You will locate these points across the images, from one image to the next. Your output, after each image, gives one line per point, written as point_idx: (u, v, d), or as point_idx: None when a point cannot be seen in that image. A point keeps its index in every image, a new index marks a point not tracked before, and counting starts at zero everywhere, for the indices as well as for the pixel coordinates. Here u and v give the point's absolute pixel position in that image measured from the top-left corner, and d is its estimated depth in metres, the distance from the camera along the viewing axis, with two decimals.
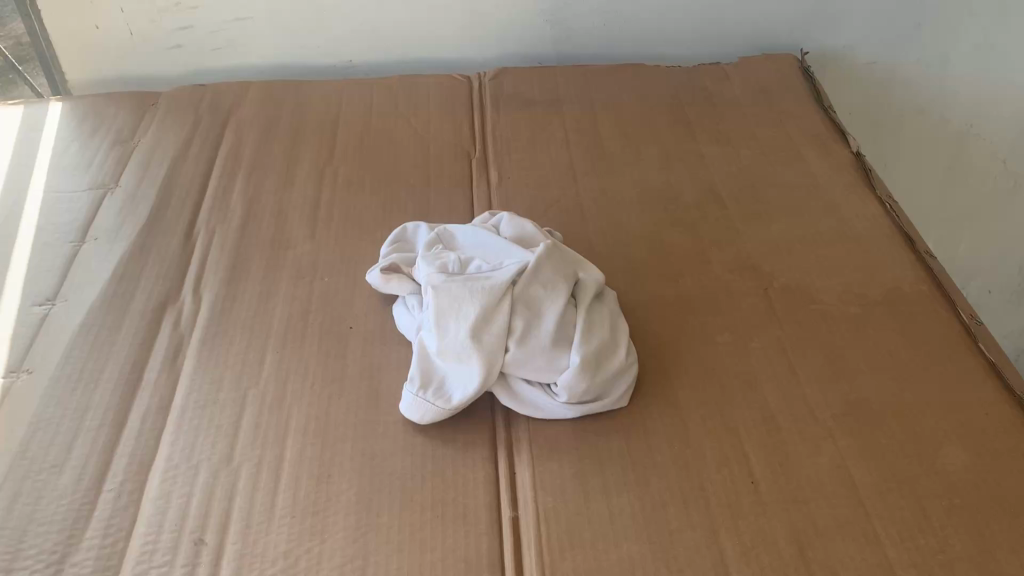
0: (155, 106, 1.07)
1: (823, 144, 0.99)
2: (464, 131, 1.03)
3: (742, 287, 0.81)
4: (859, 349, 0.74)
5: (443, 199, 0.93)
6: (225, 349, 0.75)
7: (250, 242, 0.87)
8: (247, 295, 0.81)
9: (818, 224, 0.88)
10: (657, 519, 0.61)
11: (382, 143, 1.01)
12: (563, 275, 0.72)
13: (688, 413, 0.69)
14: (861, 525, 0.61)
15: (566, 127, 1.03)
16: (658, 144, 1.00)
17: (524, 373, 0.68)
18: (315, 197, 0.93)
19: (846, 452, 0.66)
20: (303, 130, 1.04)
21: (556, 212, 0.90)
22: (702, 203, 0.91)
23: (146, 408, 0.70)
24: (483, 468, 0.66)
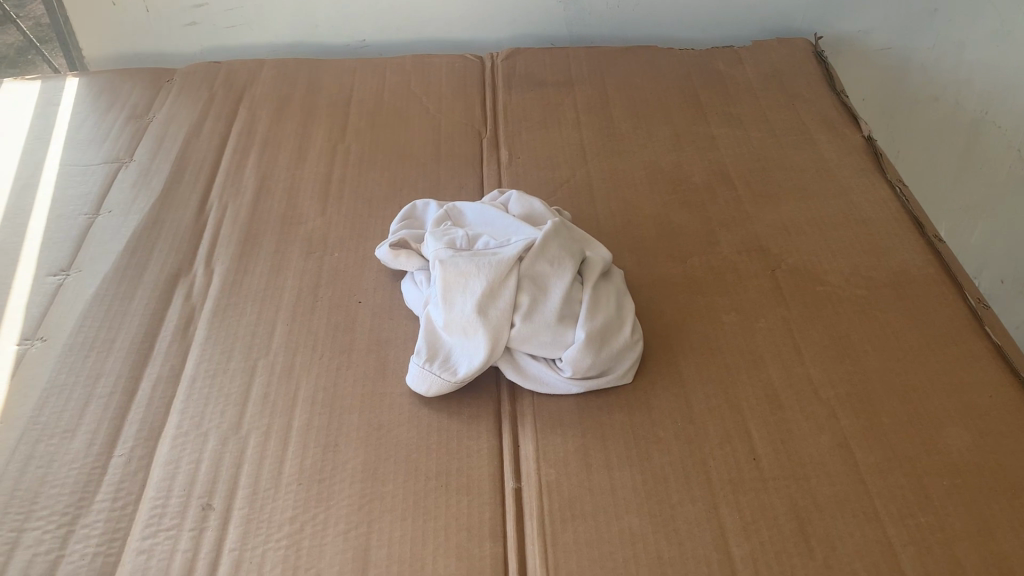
0: (170, 82, 1.08)
1: (834, 128, 0.99)
2: (475, 110, 1.04)
3: (749, 268, 0.81)
4: (865, 330, 0.74)
5: (453, 178, 0.93)
6: (235, 321, 0.76)
7: (262, 217, 0.88)
8: (258, 268, 0.82)
9: (827, 206, 0.88)
10: (659, 493, 0.62)
11: (394, 121, 1.02)
12: (571, 253, 0.73)
13: (692, 390, 0.69)
14: (861, 503, 0.61)
15: (577, 108, 1.03)
16: (669, 125, 1.00)
17: (529, 347, 0.69)
18: (327, 173, 0.94)
19: (849, 430, 0.66)
20: (316, 108, 1.04)
21: (565, 192, 0.91)
22: (711, 185, 0.91)
23: (156, 376, 0.71)
24: (488, 440, 0.67)
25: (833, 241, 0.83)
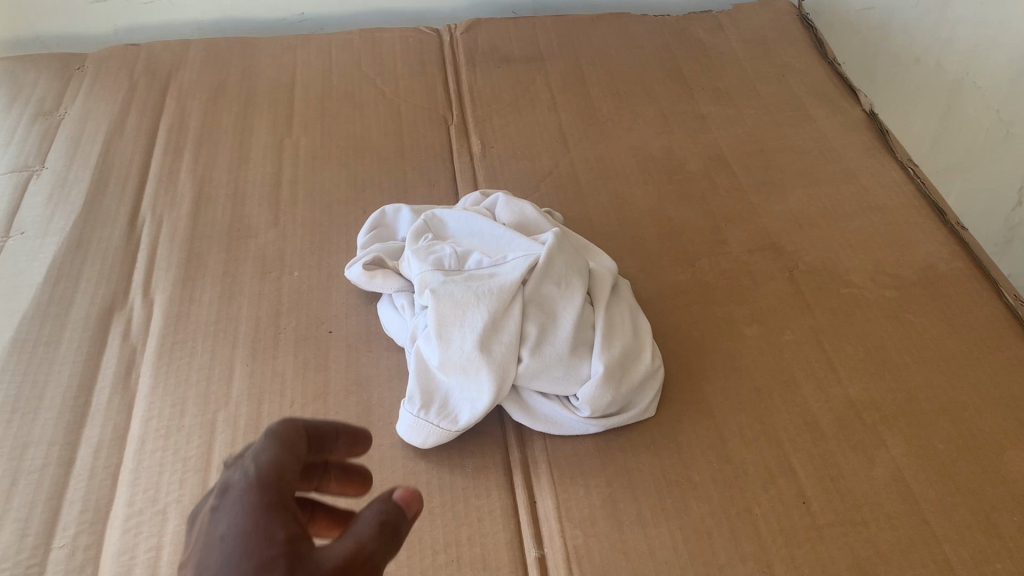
0: (82, 71, 0.94)
1: (831, 102, 0.91)
2: (437, 92, 0.93)
3: (764, 269, 0.73)
4: (901, 339, 0.67)
5: (422, 174, 0.83)
6: (184, 364, 0.65)
7: (205, 231, 0.76)
8: (206, 295, 0.70)
9: (838, 193, 0.80)
10: (704, 552, 0.54)
11: (347, 108, 0.90)
12: (577, 270, 0.63)
13: (723, 422, 0.61)
14: (930, 549, 0.54)
15: (551, 86, 0.93)
16: (653, 104, 0.91)
17: (539, 385, 0.60)
18: (275, 174, 0.82)
19: (902, 461, 0.59)
20: (256, 95, 0.92)
21: (549, 187, 0.81)
22: (709, 172, 0.83)
23: (97, 440, 0.60)
24: (500, 499, 0.58)
25: (851, 233, 0.76)
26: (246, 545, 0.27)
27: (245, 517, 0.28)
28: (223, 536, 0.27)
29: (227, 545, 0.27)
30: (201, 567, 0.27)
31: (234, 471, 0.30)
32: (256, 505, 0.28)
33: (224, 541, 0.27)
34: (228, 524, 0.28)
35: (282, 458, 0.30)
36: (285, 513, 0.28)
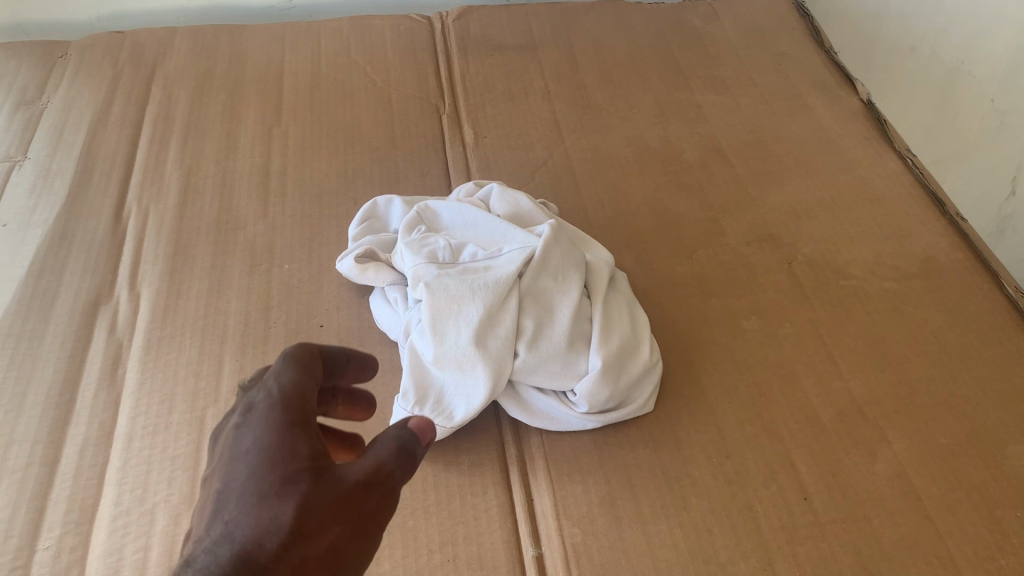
0: (65, 58, 0.92)
1: (828, 91, 0.90)
2: (429, 81, 0.91)
3: (762, 261, 0.72)
4: (901, 332, 0.66)
5: (414, 164, 0.81)
6: (172, 360, 0.63)
7: (192, 223, 0.74)
8: (194, 288, 0.69)
9: (836, 184, 0.79)
10: (705, 550, 0.53)
11: (337, 97, 0.89)
12: (574, 263, 0.62)
13: (723, 417, 0.60)
14: (933, 546, 0.53)
15: (545, 75, 0.92)
16: (649, 93, 0.90)
17: (536, 380, 0.58)
18: (264, 164, 0.80)
19: (904, 456, 0.58)
20: (243, 83, 0.90)
21: (543, 177, 0.80)
22: (705, 162, 0.82)
23: (83, 438, 0.59)
24: (496, 496, 0.56)
25: (850, 224, 0.75)
26: (274, 456, 0.29)
27: (272, 432, 0.29)
28: (248, 450, 0.29)
29: (254, 455, 0.29)
30: (228, 476, 0.29)
31: (254, 389, 0.32)
32: (283, 417, 0.30)
33: (250, 454, 0.29)
34: (254, 438, 0.29)
35: (304, 377, 0.31)
36: (308, 430, 0.30)
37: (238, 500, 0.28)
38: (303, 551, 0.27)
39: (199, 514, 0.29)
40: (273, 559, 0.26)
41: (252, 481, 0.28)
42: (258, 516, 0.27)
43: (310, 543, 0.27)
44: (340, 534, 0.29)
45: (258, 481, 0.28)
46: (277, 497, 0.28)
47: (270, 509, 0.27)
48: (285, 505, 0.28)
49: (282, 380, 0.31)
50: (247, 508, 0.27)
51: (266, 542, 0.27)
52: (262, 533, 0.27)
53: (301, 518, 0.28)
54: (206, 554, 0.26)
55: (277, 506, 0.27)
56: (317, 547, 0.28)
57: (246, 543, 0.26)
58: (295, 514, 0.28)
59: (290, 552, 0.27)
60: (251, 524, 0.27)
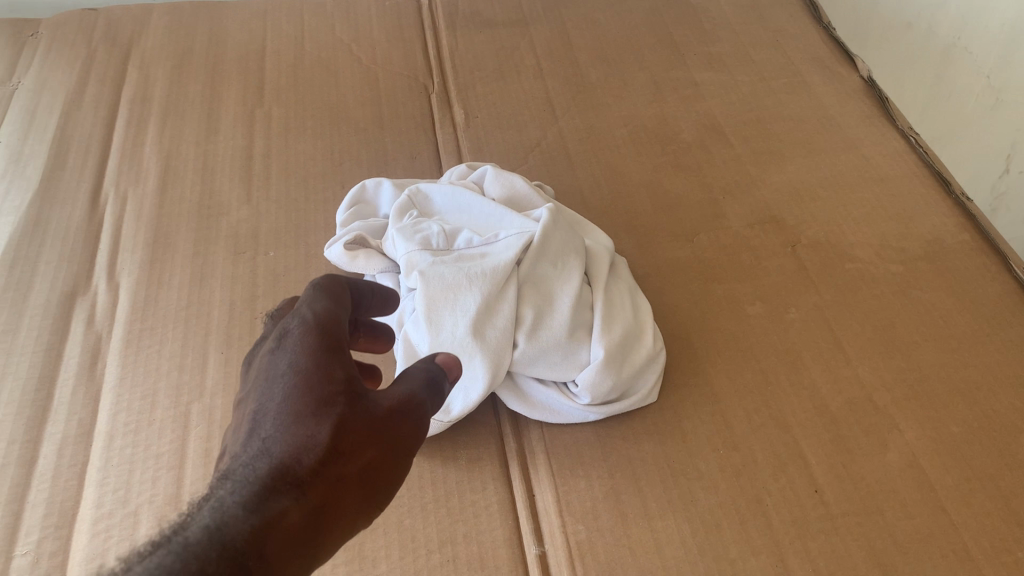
0: (36, 37, 0.88)
1: (828, 68, 0.88)
2: (417, 59, 0.88)
3: (765, 244, 0.70)
4: (909, 316, 0.64)
5: (403, 146, 0.78)
6: (154, 354, 0.61)
7: (172, 209, 0.71)
8: (175, 278, 0.66)
9: (839, 163, 0.77)
10: (714, 546, 0.51)
11: (321, 76, 0.85)
12: (573, 248, 0.60)
13: (729, 407, 0.58)
14: (948, 538, 0.52)
15: (536, 52, 0.89)
16: (644, 71, 0.87)
17: (536, 371, 0.56)
18: (247, 147, 0.77)
19: (916, 445, 0.56)
20: (224, 61, 0.87)
21: (537, 158, 0.77)
22: (704, 142, 0.79)
23: (61, 437, 0.56)
24: (496, 492, 0.54)
25: (853, 205, 0.73)
26: (311, 381, 0.33)
27: (307, 357, 0.34)
28: (285, 372, 0.34)
29: (291, 379, 0.34)
30: (266, 398, 0.33)
31: (289, 318, 0.36)
32: (317, 345, 0.35)
33: (287, 375, 0.34)
34: (291, 361, 0.34)
35: (333, 312, 0.36)
36: (340, 358, 0.35)
37: (276, 421, 0.32)
38: (338, 466, 0.32)
39: (240, 429, 0.33)
40: (312, 471, 0.31)
41: (291, 401, 0.33)
42: (298, 433, 0.32)
43: (346, 458, 0.32)
44: (373, 453, 0.34)
45: (296, 402, 0.33)
46: (315, 417, 0.32)
47: (308, 427, 0.32)
48: (322, 425, 0.32)
49: (316, 312, 0.36)
50: (288, 424, 0.32)
51: (306, 455, 0.31)
52: (301, 448, 0.31)
53: (336, 437, 0.32)
54: (252, 462, 0.31)
55: (315, 425, 0.32)
56: (350, 463, 0.33)
57: (287, 455, 0.31)
58: (331, 433, 0.32)
59: (328, 464, 0.32)
60: (291, 440, 0.31)
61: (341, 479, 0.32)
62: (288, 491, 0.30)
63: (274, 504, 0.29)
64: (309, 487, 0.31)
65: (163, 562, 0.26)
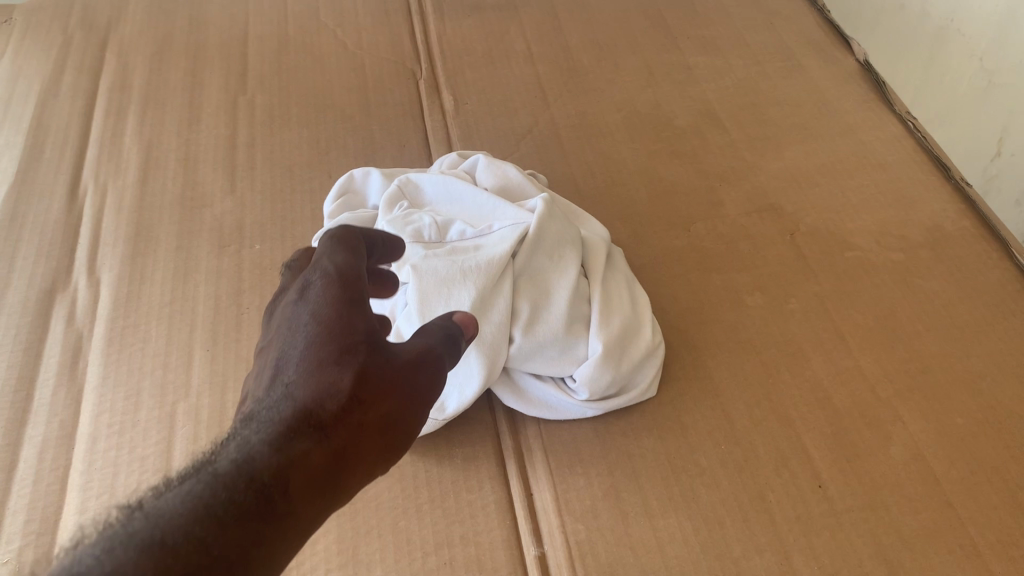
0: (9, 24, 0.85)
1: (823, 51, 0.86)
2: (404, 44, 0.86)
3: (763, 233, 0.68)
4: (910, 305, 0.63)
5: (391, 133, 0.77)
6: (137, 352, 0.59)
7: (154, 200, 0.69)
8: (158, 272, 0.64)
9: (836, 149, 0.76)
10: (717, 545, 0.50)
11: (306, 62, 0.83)
12: (569, 239, 0.59)
13: (730, 400, 0.57)
14: (954, 533, 0.51)
15: (527, 36, 0.87)
16: (636, 55, 0.85)
17: (533, 366, 0.55)
18: (230, 136, 0.75)
19: (920, 437, 0.55)
20: (205, 47, 0.84)
21: (529, 146, 0.76)
22: (699, 127, 0.78)
23: (42, 440, 0.54)
24: (493, 492, 0.53)
25: (851, 192, 0.71)
26: (333, 331, 0.35)
27: (330, 307, 0.35)
28: (308, 322, 0.35)
29: (314, 328, 0.35)
30: (289, 347, 0.34)
31: (311, 270, 0.38)
32: (339, 297, 0.36)
33: (310, 325, 0.35)
34: (314, 311, 0.35)
35: (354, 265, 0.38)
36: (362, 309, 0.36)
37: (299, 367, 0.33)
38: (360, 413, 0.33)
39: (263, 375, 0.34)
40: (334, 416, 0.32)
41: (314, 349, 0.34)
42: (322, 378, 0.33)
43: (367, 406, 0.34)
44: (393, 403, 0.35)
45: (319, 350, 0.34)
46: (338, 365, 0.34)
47: (331, 374, 0.33)
48: (345, 370, 0.34)
49: (340, 261, 0.38)
50: (312, 371, 0.33)
51: (329, 401, 0.33)
52: (325, 394, 0.33)
53: (357, 386, 0.34)
54: (277, 405, 0.32)
55: (338, 373, 0.33)
56: (371, 410, 0.34)
57: (310, 400, 0.32)
58: (353, 381, 0.34)
59: (349, 411, 0.33)
60: (315, 385, 0.33)
61: (362, 425, 0.33)
62: (313, 434, 0.31)
63: (300, 442, 0.31)
64: (332, 428, 0.32)
65: (198, 485, 0.27)
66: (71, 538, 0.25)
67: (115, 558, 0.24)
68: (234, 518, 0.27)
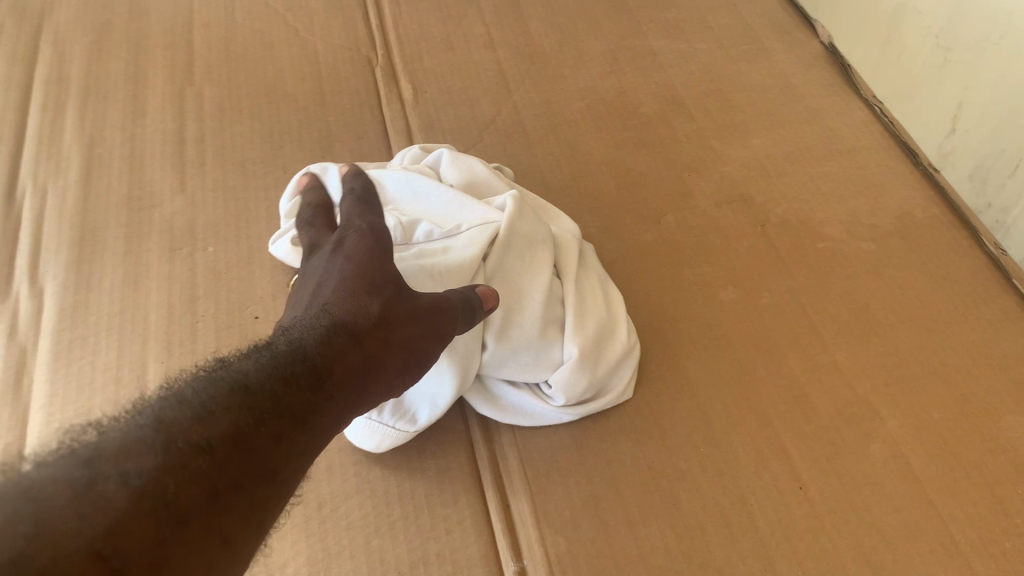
0: None
1: (787, 33, 0.85)
2: (358, 30, 0.82)
3: (734, 225, 0.67)
4: (884, 297, 0.62)
5: (348, 125, 0.73)
6: (87, 366, 0.55)
7: (100, 202, 0.65)
8: (106, 280, 0.60)
9: (804, 135, 0.74)
10: (701, 553, 0.49)
11: (256, 51, 0.80)
12: (541, 238, 0.57)
13: (707, 401, 0.56)
14: (935, 532, 0.50)
15: (486, 20, 0.84)
16: (599, 40, 0.83)
17: (507, 373, 0.54)
18: (178, 130, 0.71)
19: (898, 434, 0.55)
20: (147, 35, 0.80)
21: (492, 137, 0.73)
22: (665, 115, 0.76)
23: None
24: (469, 505, 0.51)
25: (821, 180, 0.71)
26: (366, 270, 0.46)
27: (364, 250, 0.48)
28: (347, 258, 0.48)
29: (350, 267, 0.47)
30: (332, 276, 0.47)
31: (348, 225, 0.51)
32: (370, 245, 0.48)
33: (348, 262, 0.47)
34: (352, 251, 0.48)
35: (377, 226, 0.50)
36: (387, 255, 0.48)
37: (339, 292, 0.45)
38: (384, 332, 0.44)
39: (309, 298, 0.46)
40: (365, 330, 0.43)
41: (351, 281, 0.46)
42: (356, 303, 0.44)
43: (390, 328, 0.44)
44: (411, 330, 0.45)
45: (355, 282, 0.46)
46: (368, 297, 0.45)
47: (363, 302, 0.44)
48: (372, 302, 0.45)
49: (368, 232, 0.49)
50: (348, 298, 0.44)
51: (361, 319, 0.43)
52: (357, 314, 0.44)
53: (382, 313, 0.45)
54: (319, 317, 0.43)
55: (369, 301, 0.45)
56: (394, 332, 0.44)
57: (347, 317, 0.43)
58: (379, 310, 0.45)
59: (376, 330, 0.44)
60: (351, 306, 0.44)
61: (386, 341, 0.44)
62: (348, 339, 0.42)
63: (339, 344, 0.41)
64: (363, 339, 0.43)
65: (266, 358, 0.37)
66: (174, 377, 0.34)
67: (210, 394, 0.32)
68: (293, 382, 0.37)
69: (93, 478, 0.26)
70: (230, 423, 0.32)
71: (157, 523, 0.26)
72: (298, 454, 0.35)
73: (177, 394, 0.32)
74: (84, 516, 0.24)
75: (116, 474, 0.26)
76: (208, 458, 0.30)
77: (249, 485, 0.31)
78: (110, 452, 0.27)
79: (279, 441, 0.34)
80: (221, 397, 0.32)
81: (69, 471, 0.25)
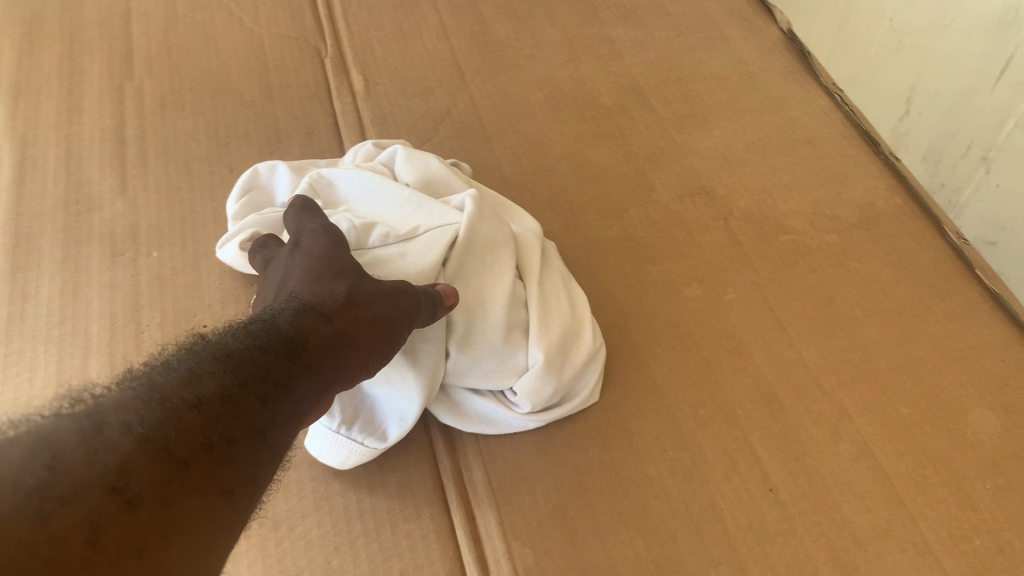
0: None
1: (745, 20, 0.84)
2: (305, 19, 0.79)
3: (697, 218, 0.66)
4: (848, 290, 0.61)
5: (297, 120, 0.71)
6: (24, 385, 0.52)
7: (34, 207, 0.62)
8: (43, 290, 0.57)
9: (765, 124, 0.73)
10: (671, 561, 0.48)
11: (199, 42, 0.76)
12: (502, 238, 0.55)
13: (674, 402, 0.55)
14: (906, 531, 0.50)
15: (438, 8, 0.81)
16: (556, 28, 0.81)
17: (471, 381, 0.52)
18: (117, 128, 0.68)
19: (866, 431, 0.54)
20: (82, 27, 0.76)
21: (448, 130, 0.71)
22: (625, 106, 0.74)
23: None
24: (433, 519, 0.49)
25: (783, 170, 0.70)
26: (326, 260, 0.46)
27: (320, 244, 0.47)
28: (306, 251, 0.47)
29: (311, 258, 0.46)
30: (293, 268, 0.46)
31: (300, 226, 0.50)
32: (326, 238, 0.48)
33: (308, 254, 0.47)
34: (309, 245, 0.47)
35: (329, 224, 0.50)
36: (343, 247, 0.48)
37: (302, 281, 0.44)
38: (355, 309, 0.43)
39: (274, 290, 0.45)
40: (335, 309, 0.43)
41: (313, 269, 0.45)
42: (321, 287, 0.44)
43: (360, 306, 0.44)
44: (381, 307, 0.44)
45: (317, 270, 0.45)
46: (332, 282, 0.44)
47: (328, 287, 0.44)
48: (339, 286, 0.44)
49: (322, 230, 0.49)
50: (312, 284, 0.44)
51: (329, 299, 0.43)
52: (324, 296, 0.43)
53: (349, 294, 0.44)
54: (287, 301, 0.42)
55: (333, 286, 0.44)
56: (365, 310, 0.44)
57: (314, 299, 0.43)
58: (346, 291, 0.44)
59: (347, 308, 0.43)
60: (315, 291, 0.43)
61: (358, 317, 0.43)
62: (319, 317, 0.41)
63: (311, 320, 0.41)
64: (335, 316, 0.42)
65: (245, 332, 0.37)
66: (158, 353, 0.35)
67: (194, 363, 0.33)
68: (273, 352, 0.37)
69: (97, 424, 0.27)
70: (216, 387, 0.32)
71: (161, 468, 0.27)
72: (288, 416, 0.35)
73: (163, 361, 0.33)
74: (94, 456, 0.26)
75: (119, 423, 0.27)
76: (199, 414, 0.30)
77: (242, 442, 0.32)
78: (108, 409, 0.28)
79: (266, 403, 0.34)
80: (206, 362, 0.33)
81: (75, 421, 0.27)
